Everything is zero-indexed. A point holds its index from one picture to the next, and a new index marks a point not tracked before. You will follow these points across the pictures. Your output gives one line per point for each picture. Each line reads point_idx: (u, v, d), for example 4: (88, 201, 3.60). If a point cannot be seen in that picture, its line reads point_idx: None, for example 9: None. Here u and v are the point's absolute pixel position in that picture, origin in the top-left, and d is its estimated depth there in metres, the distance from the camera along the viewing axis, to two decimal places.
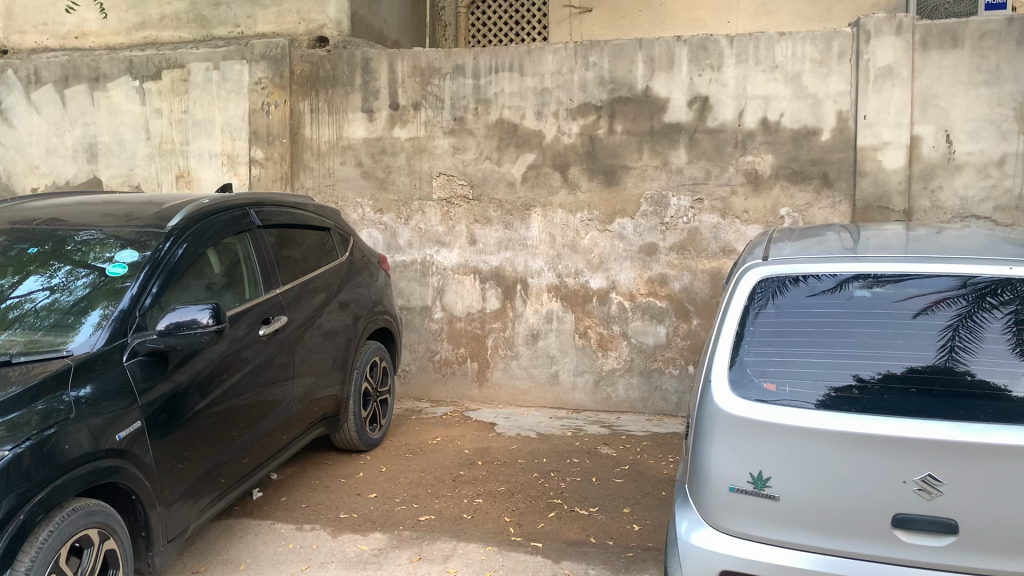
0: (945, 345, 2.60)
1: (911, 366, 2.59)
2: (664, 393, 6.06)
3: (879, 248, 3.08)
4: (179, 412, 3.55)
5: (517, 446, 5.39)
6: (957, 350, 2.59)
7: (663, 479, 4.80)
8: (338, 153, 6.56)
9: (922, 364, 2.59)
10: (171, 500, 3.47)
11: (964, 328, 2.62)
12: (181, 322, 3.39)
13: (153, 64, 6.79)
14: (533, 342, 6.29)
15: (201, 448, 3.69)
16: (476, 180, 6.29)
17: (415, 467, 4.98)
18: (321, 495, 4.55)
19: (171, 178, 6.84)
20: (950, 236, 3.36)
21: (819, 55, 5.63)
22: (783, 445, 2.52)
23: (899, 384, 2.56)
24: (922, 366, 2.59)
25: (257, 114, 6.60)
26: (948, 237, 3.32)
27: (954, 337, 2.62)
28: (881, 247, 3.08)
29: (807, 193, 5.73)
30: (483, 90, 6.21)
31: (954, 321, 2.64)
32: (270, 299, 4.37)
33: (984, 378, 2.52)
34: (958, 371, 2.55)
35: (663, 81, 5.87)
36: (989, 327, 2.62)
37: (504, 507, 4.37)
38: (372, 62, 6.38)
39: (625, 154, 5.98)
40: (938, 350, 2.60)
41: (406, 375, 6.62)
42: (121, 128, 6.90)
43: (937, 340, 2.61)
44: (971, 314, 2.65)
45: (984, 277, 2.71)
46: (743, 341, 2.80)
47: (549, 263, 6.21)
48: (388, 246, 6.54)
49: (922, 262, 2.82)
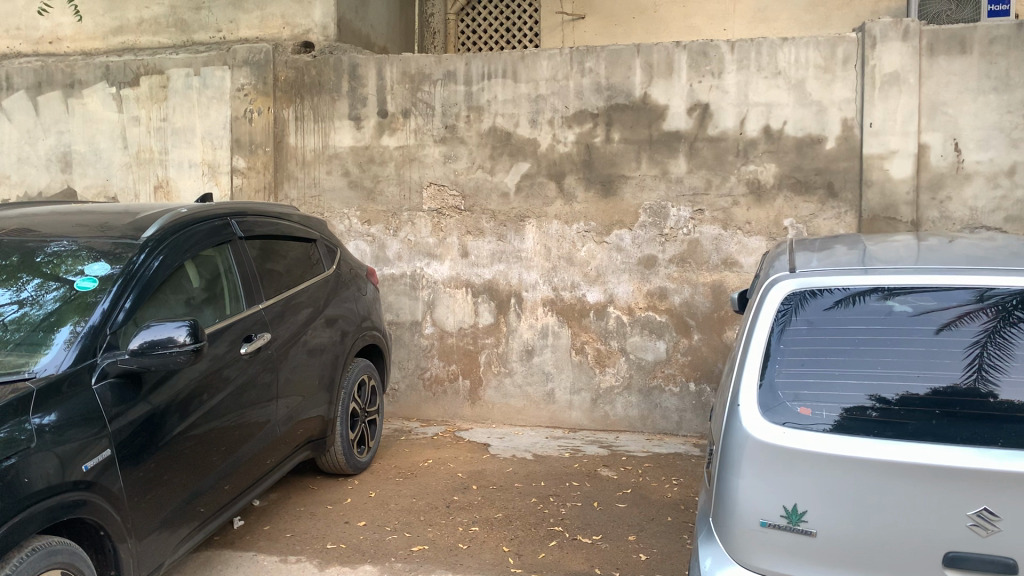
0: (973, 363, 2.40)
1: (935, 388, 2.39)
2: (665, 411, 5.83)
3: (898, 258, 2.87)
4: (156, 436, 3.28)
5: (513, 468, 5.14)
6: (986, 369, 2.39)
7: (668, 504, 4.56)
8: (324, 162, 6.31)
9: (945, 385, 2.39)
10: (146, 532, 3.20)
11: (994, 344, 2.42)
12: (155, 341, 3.11)
13: (131, 69, 6.52)
14: (528, 358, 6.04)
15: (180, 475, 3.42)
16: (468, 190, 6.06)
17: (405, 492, 4.71)
18: (307, 523, 4.27)
19: (149, 188, 6.56)
20: (965, 245, 3.18)
21: (823, 61, 5.46)
22: (822, 475, 2.29)
23: (934, 408, 2.35)
24: (944, 387, 2.38)
25: (240, 122, 6.34)
26: (962, 246, 3.13)
27: (983, 354, 2.41)
28: (900, 258, 2.87)
29: (811, 203, 5.53)
30: (475, 97, 5.99)
31: (983, 338, 2.43)
32: (252, 315, 4.11)
33: (1015, 401, 2.32)
34: (982, 393, 2.35)
35: (662, 87, 5.67)
36: (1020, 345, 2.40)
37: (501, 536, 4.12)
38: (360, 68, 6.15)
39: (623, 163, 5.78)
40: (965, 369, 2.39)
41: (395, 394, 6.34)
42: (98, 136, 6.62)
43: (967, 358, 2.41)
44: (999, 331, 2.44)
45: (1009, 286, 2.49)
46: (773, 360, 2.55)
47: (544, 276, 5.98)
48: (376, 259, 6.29)
49: (953, 270, 2.60)
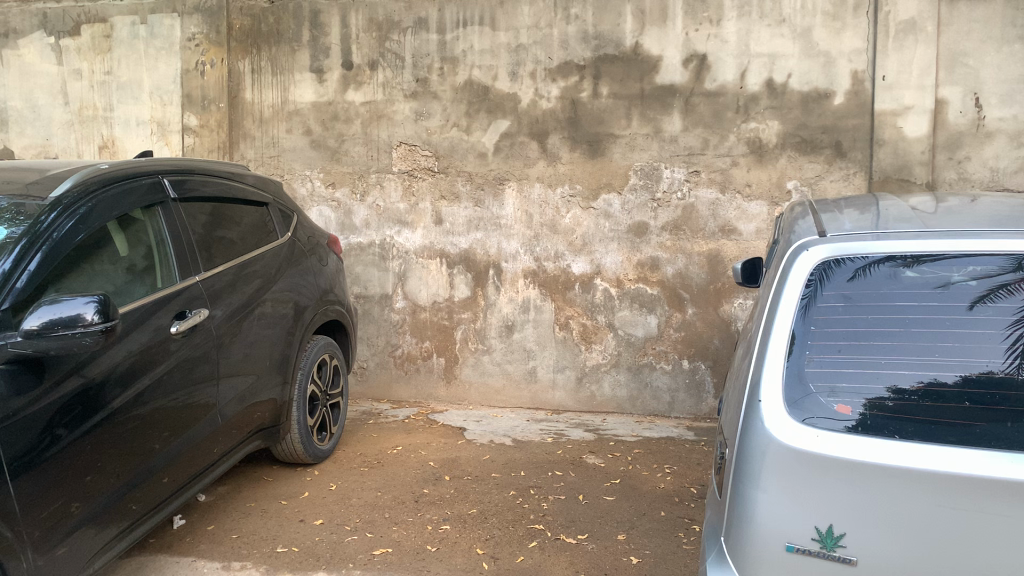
0: None
1: (989, 377, 1.92)
2: (655, 391, 5.38)
3: (934, 219, 2.39)
4: (80, 420, 2.83)
5: (491, 456, 4.68)
6: None
7: (661, 496, 4.13)
8: (283, 120, 5.76)
9: (997, 374, 1.92)
10: (66, 533, 2.77)
11: None
12: (57, 321, 2.60)
13: (70, 17, 5.94)
14: (508, 334, 5.57)
15: (102, 472, 2.93)
16: (443, 150, 5.54)
17: (371, 485, 4.24)
18: (256, 522, 3.81)
19: (93, 148, 6.00)
20: (999, 203, 2.72)
21: (833, 7, 4.95)
22: (866, 492, 1.83)
23: (992, 404, 1.89)
24: (991, 376, 1.92)
25: (191, 75, 5.82)
26: (997, 206, 2.67)
27: None
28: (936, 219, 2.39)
29: (817, 164, 5.06)
30: (449, 47, 5.45)
31: None
32: (190, 287, 3.57)
33: None
34: None
35: (655, 36, 5.16)
36: None
37: (475, 536, 3.66)
38: (322, 14, 5.59)
39: (611, 120, 5.27)
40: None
41: (364, 372, 5.85)
42: (36, 91, 6.05)
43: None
44: None
45: None
46: (805, 346, 2.06)
47: (525, 245, 5.48)
48: (342, 226, 5.76)
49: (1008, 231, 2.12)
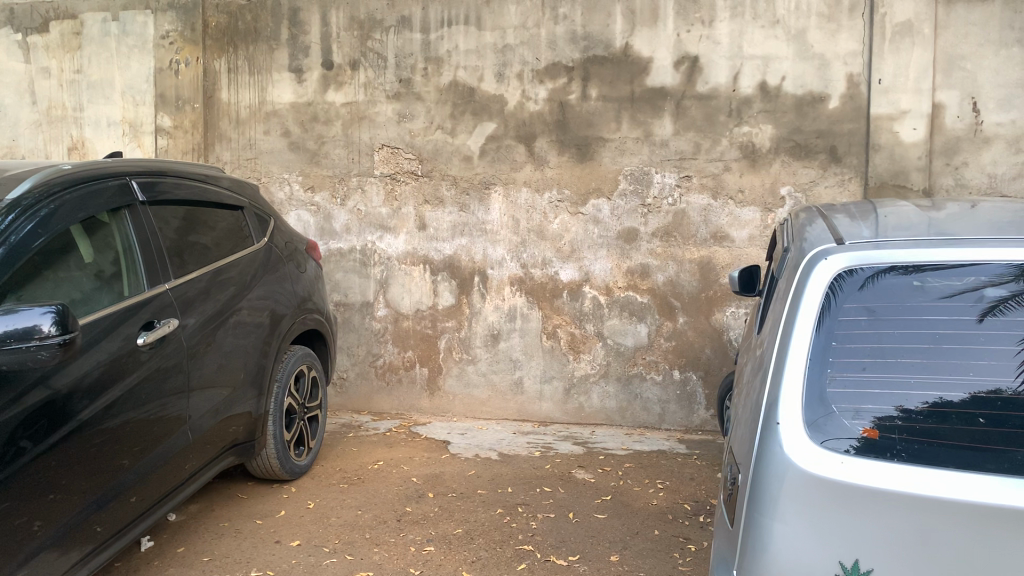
0: None
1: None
2: (646, 402, 5.22)
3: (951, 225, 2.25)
4: (44, 434, 2.63)
5: (476, 471, 4.50)
6: None
7: (655, 514, 3.96)
8: (261, 121, 5.56)
9: None
10: (27, 556, 2.57)
11: None
12: (10, 333, 2.39)
13: (39, 13, 5.72)
14: (493, 344, 5.39)
15: (67, 490, 2.73)
16: (427, 153, 5.37)
17: (351, 503, 4.05)
18: (230, 544, 3.60)
19: (61, 150, 5.77)
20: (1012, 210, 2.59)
21: (828, 8, 4.83)
22: (896, 524, 1.67)
23: None
24: None
25: (164, 74, 5.61)
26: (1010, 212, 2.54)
27: None
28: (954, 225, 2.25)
29: (811, 169, 4.93)
30: (433, 47, 5.28)
31: None
32: (161, 295, 3.36)
33: None
34: None
35: (645, 37, 5.02)
36: None
37: (461, 558, 3.47)
38: (302, 13, 5.41)
39: (601, 123, 5.12)
40: None
41: (343, 384, 5.65)
42: (2, 90, 5.83)
43: None
44: None
45: None
46: (825, 363, 1.90)
47: (511, 251, 5.31)
48: (321, 231, 5.57)
49: None
